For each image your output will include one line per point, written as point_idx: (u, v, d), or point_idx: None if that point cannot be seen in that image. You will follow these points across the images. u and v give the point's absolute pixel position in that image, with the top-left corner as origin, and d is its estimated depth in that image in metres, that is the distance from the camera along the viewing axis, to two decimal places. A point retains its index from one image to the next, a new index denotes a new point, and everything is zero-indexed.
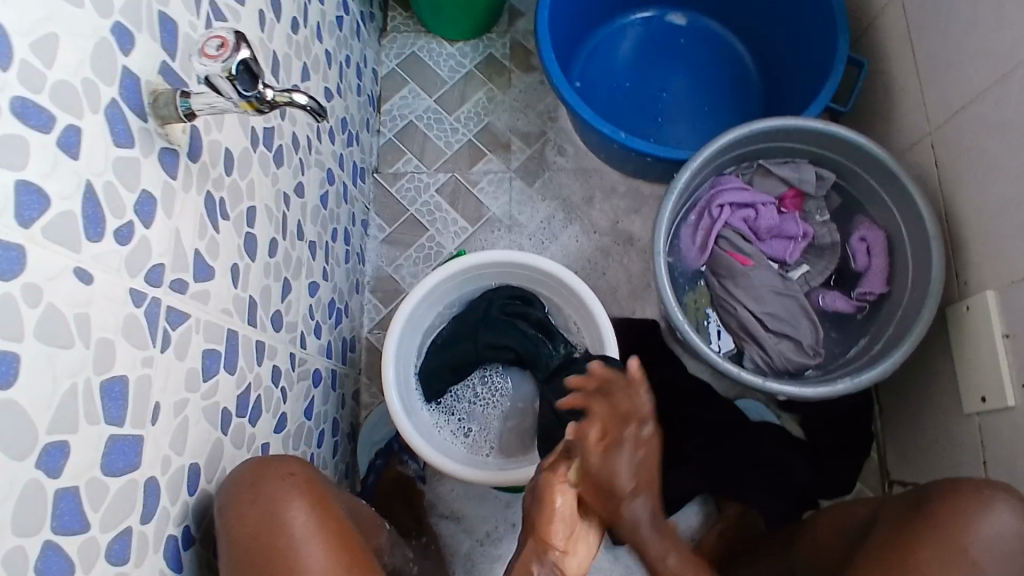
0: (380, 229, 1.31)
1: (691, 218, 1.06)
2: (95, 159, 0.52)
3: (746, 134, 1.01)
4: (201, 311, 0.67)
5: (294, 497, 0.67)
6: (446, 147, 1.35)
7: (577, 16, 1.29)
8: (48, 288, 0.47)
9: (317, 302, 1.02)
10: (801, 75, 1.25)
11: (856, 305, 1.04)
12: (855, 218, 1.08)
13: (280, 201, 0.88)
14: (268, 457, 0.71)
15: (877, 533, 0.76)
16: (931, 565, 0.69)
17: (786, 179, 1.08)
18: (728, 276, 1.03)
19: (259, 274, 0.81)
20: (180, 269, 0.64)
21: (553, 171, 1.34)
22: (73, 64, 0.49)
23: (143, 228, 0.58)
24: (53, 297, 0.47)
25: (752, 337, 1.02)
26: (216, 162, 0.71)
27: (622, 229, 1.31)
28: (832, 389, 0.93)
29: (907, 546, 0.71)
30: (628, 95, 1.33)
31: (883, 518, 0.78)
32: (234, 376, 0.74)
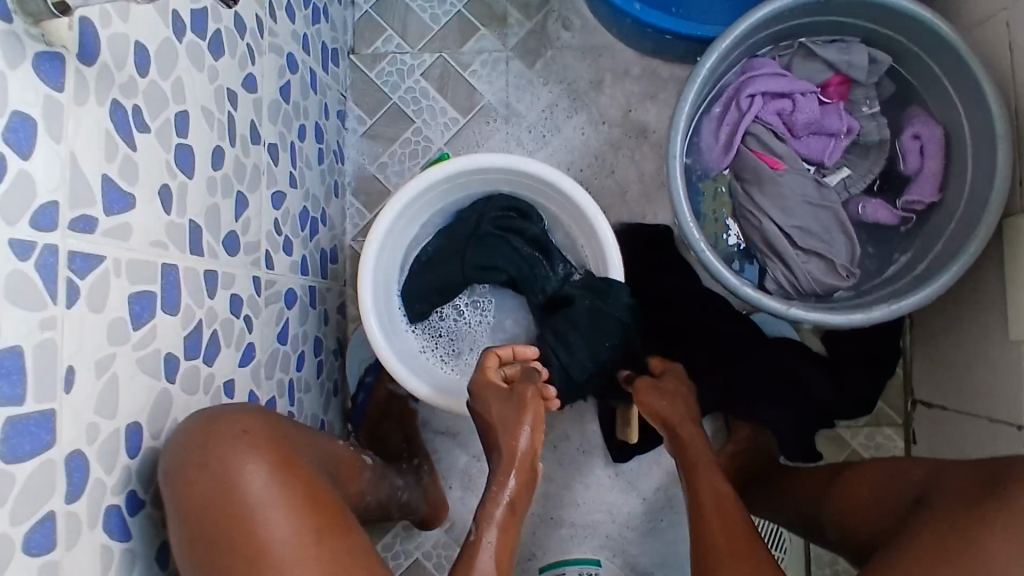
0: (360, 121, 1.15)
1: (715, 111, 0.90)
2: None
3: (788, 6, 0.83)
4: (122, 250, 0.56)
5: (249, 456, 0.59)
6: (432, 21, 1.16)
7: None
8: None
9: (285, 214, 0.91)
10: None
11: (900, 216, 0.90)
12: (910, 109, 0.91)
13: (223, 101, 0.74)
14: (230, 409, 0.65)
15: (932, 510, 0.69)
16: (996, 542, 0.62)
17: (831, 63, 0.89)
18: (755, 181, 0.88)
19: (202, 193, 0.69)
20: (85, 204, 0.52)
21: (556, 50, 1.15)
22: None
23: (22, 161, 0.46)
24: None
25: (776, 254, 0.88)
26: (124, 62, 0.57)
27: (635, 118, 1.14)
28: (867, 315, 0.82)
29: (970, 524, 0.64)
30: None
31: (940, 492, 0.71)
32: (179, 317, 0.65)
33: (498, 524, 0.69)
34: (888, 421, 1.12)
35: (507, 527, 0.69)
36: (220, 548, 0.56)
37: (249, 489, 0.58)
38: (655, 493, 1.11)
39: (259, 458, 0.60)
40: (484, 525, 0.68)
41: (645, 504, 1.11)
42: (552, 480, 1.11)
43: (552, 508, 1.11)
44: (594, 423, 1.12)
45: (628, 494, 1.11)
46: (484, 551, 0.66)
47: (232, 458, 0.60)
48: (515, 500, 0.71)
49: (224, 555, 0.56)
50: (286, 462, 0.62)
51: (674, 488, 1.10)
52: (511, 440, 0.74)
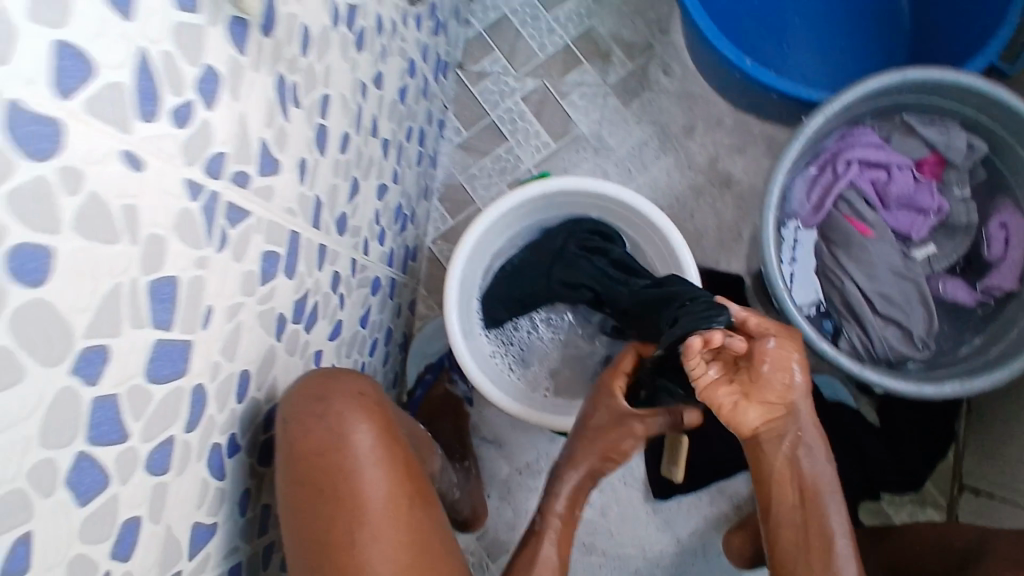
0: (456, 132, 1.21)
1: (811, 171, 0.93)
2: (154, 21, 0.43)
3: (896, 82, 0.86)
4: (264, 210, 0.61)
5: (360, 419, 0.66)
6: (539, 49, 1.22)
7: None
8: (91, 174, 0.40)
9: (384, 206, 0.96)
10: (968, 10, 1.05)
11: (977, 298, 0.91)
12: (998, 199, 0.92)
13: (357, 92, 0.79)
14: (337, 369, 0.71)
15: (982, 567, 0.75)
16: None
17: (930, 142, 0.92)
18: (843, 245, 0.91)
19: (329, 172, 0.74)
20: (244, 161, 0.56)
21: (654, 93, 1.20)
22: None
23: (205, 109, 0.49)
24: (96, 185, 0.40)
25: (853, 315, 0.90)
26: (293, 41, 0.62)
27: (721, 168, 1.18)
28: (941, 388, 0.82)
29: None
30: (755, 14, 1.17)
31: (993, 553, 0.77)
32: (293, 282, 0.69)
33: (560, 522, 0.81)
34: (932, 502, 1.11)
35: (567, 523, 0.82)
36: (322, 496, 0.63)
37: (356, 448, 0.65)
38: (690, 536, 1.11)
39: (367, 422, 0.67)
40: (547, 519, 0.81)
41: (678, 545, 1.11)
42: (590, 505, 1.12)
43: (586, 534, 1.11)
44: (639, 457, 1.13)
45: (663, 533, 1.11)
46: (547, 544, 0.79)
47: (344, 416, 0.66)
48: (574, 499, 0.83)
49: (325, 503, 0.63)
50: (387, 428, 0.68)
51: (710, 534, 1.11)
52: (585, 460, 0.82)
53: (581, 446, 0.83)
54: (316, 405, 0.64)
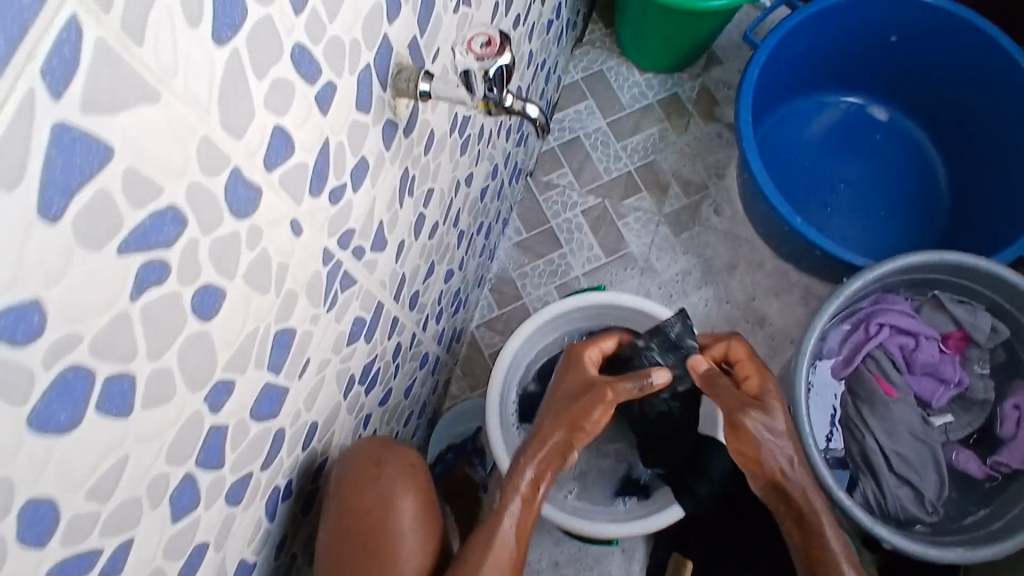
0: (517, 231, 1.30)
1: (845, 327, 1.00)
2: (338, 117, 0.52)
3: (933, 260, 0.94)
4: (365, 280, 0.68)
5: (408, 488, 0.70)
6: (604, 172, 1.33)
7: (784, 76, 1.24)
8: (267, 233, 0.47)
9: (447, 289, 1.03)
10: (1004, 207, 1.15)
11: (986, 472, 0.94)
12: (1015, 381, 0.97)
13: (452, 186, 0.89)
14: (386, 437, 0.75)
15: None
16: None
17: (957, 320, 0.98)
18: (867, 400, 0.96)
19: (417, 252, 0.82)
20: (364, 237, 0.64)
21: (703, 228, 1.29)
22: (349, 23, 0.49)
23: (352, 190, 0.58)
24: (268, 243, 0.48)
25: (870, 469, 0.94)
26: (420, 141, 0.71)
27: (757, 307, 1.25)
28: (942, 553, 0.84)
29: None
30: (804, 174, 1.29)
31: None
32: (369, 346, 0.75)
33: (523, 501, 0.72)
34: None
35: (529, 504, 0.73)
36: (361, 552, 0.66)
37: (401, 514, 0.68)
38: None
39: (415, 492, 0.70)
40: (508, 496, 0.72)
41: None
42: None
43: None
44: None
45: None
46: (506, 523, 0.70)
47: (395, 484, 0.70)
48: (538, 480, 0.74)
49: (363, 559, 0.65)
50: (430, 503, 0.71)
51: None
52: (560, 421, 0.77)
53: (548, 423, 0.78)
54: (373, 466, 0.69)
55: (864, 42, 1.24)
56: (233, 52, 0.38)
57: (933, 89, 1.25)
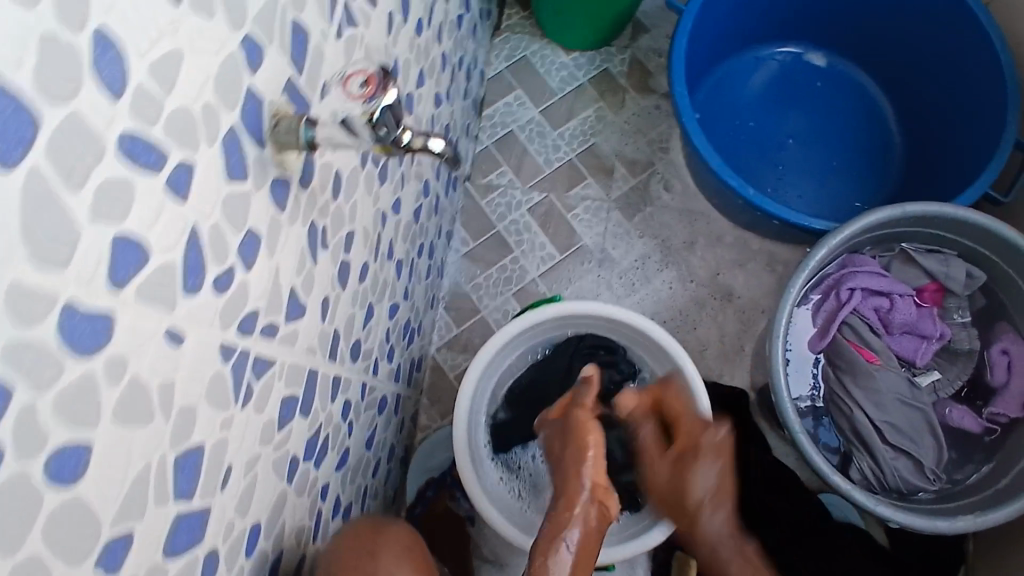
0: (463, 242, 1.23)
1: (815, 297, 0.95)
2: (204, 199, 0.44)
3: (896, 215, 0.90)
4: (287, 355, 0.60)
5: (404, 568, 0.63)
6: (545, 164, 1.26)
7: (717, 38, 1.18)
8: (133, 359, 0.40)
9: (394, 324, 0.96)
10: (958, 143, 1.12)
11: (984, 426, 0.92)
12: (997, 325, 0.94)
13: (377, 220, 0.81)
14: (372, 522, 0.69)
15: None
16: None
17: (931, 272, 0.94)
18: (849, 371, 0.92)
19: (348, 303, 0.74)
20: (274, 313, 0.56)
21: (656, 208, 1.23)
22: (194, 89, 0.41)
23: (244, 271, 0.50)
24: (137, 368, 0.40)
25: (863, 444, 0.90)
26: (325, 188, 0.63)
27: (722, 282, 1.20)
28: (953, 525, 0.82)
29: None
30: (751, 136, 1.24)
31: None
32: (308, 419, 0.68)
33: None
34: None
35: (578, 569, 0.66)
36: None
37: None
38: None
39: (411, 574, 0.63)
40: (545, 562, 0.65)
41: None
42: None
43: None
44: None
45: None
46: None
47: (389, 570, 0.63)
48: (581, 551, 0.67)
49: None
50: None
51: None
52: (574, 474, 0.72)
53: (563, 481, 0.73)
54: (365, 556, 0.63)
55: None
56: (31, 171, 0.30)
57: (870, 28, 1.20)
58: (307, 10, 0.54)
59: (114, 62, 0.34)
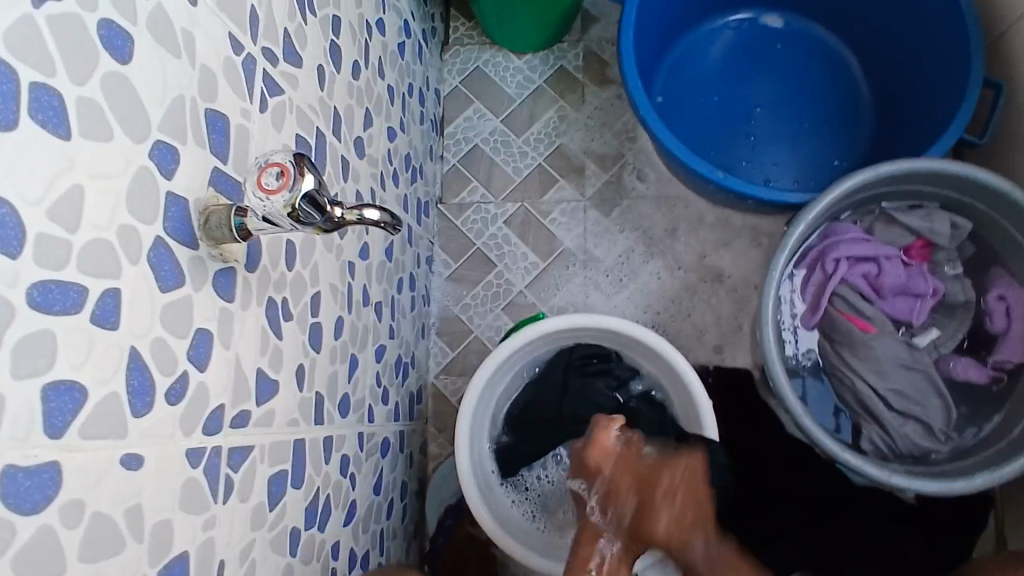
0: (445, 265, 1.22)
1: (801, 272, 0.93)
2: (139, 319, 0.43)
3: (871, 178, 0.87)
4: (266, 436, 0.60)
5: None
6: (515, 173, 1.24)
7: (665, 18, 1.15)
8: (91, 496, 0.39)
9: (384, 365, 0.95)
10: (927, 86, 1.09)
11: (990, 374, 0.90)
12: (992, 271, 0.92)
13: (345, 273, 0.80)
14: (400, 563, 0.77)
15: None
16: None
17: (915, 229, 0.92)
18: (846, 343, 0.90)
19: (326, 363, 0.74)
20: (242, 401, 0.56)
21: (632, 199, 1.22)
22: (106, 214, 0.40)
23: (199, 373, 0.49)
24: (98, 503, 0.40)
25: (870, 414, 0.89)
26: (277, 262, 0.62)
27: (710, 264, 1.19)
28: (969, 483, 0.80)
29: None
30: (717, 111, 1.21)
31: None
32: (303, 489, 0.67)
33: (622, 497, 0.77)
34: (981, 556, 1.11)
35: None
36: None
37: None
38: None
39: None
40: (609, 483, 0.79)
41: None
42: None
43: None
44: None
45: None
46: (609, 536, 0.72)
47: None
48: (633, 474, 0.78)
49: None
50: None
51: None
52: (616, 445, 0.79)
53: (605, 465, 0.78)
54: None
55: None
56: None
57: None
58: (220, 95, 0.53)
59: (8, 220, 0.33)
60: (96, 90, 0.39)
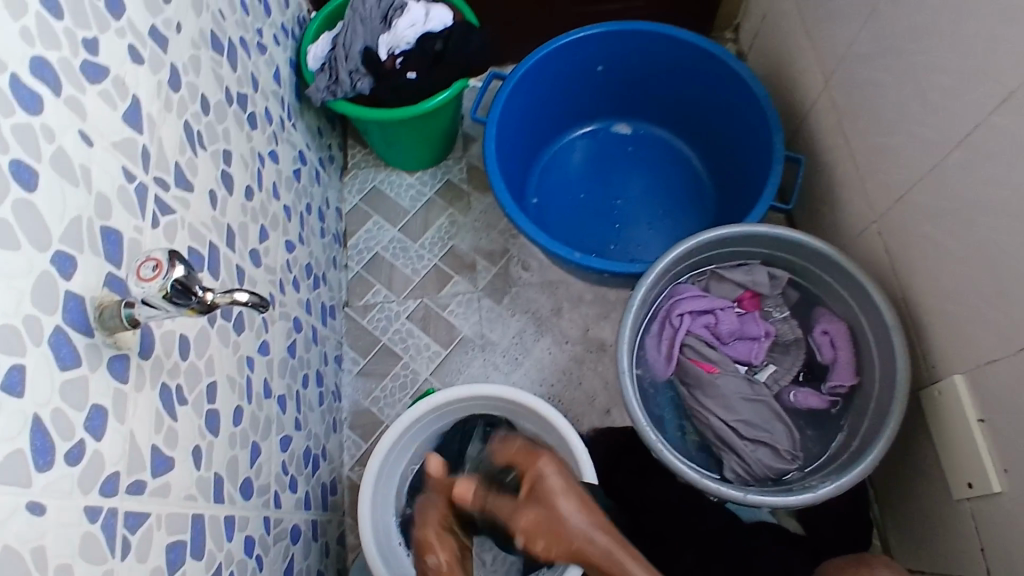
0: (354, 361, 1.32)
1: (654, 329, 1.08)
2: (40, 391, 0.52)
3: (696, 244, 1.04)
4: (162, 505, 0.67)
5: None
6: (414, 273, 1.38)
7: (527, 132, 1.37)
8: (0, 532, 0.47)
9: (290, 455, 1.02)
10: (745, 168, 1.31)
11: (828, 400, 1.04)
12: (815, 310, 1.09)
13: (243, 366, 0.90)
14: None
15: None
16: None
17: (742, 283, 1.09)
18: (697, 384, 1.03)
19: (225, 447, 0.81)
20: (137, 470, 0.63)
21: (519, 286, 1.37)
22: (12, 305, 0.50)
23: (94, 442, 0.57)
24: (5, 540, 0.47)
25: (728, 445, 1.01)
26: (171, 352, 0.72)
27: (593, 335, 1.33)
28: (817, 493, 0.92)
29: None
30: (584, 205, 1.41)
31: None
32: (203, 561, 0.73)
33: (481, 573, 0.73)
34: None
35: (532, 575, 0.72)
36: None
37: None
38: None
39: None
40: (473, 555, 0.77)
41: None
42: None
43: None
44: None
45: None
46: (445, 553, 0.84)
47: None
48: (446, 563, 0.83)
49: None
50: None
51: None
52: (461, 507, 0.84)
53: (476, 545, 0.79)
54: None
55: (580, 79, 1.38)
56: None
57: (655, 93, 1.41)
58: (114, 215, 0.65)
59: None
60: (7, 212, 0.51)
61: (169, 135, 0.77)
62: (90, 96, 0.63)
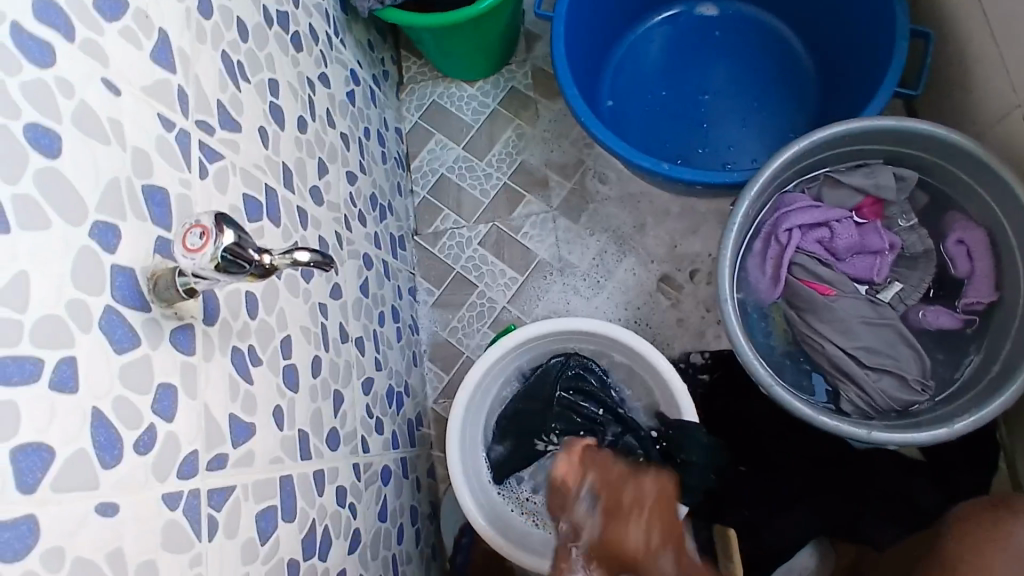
0: (429, 292, 1.26)
1: (757, 246, 0.95)
2: (98, 382, 0.48)
3: (807, 146, 0.89)
4: (247, 475, 0.64)
5: None
6: (483, 196, 1.29)
7: (598, 26, 1.21)
8: (71, 543, 0.44)
9: (374, 397, 1.00)
10: (859, 47, 1.12)
11: (963, 318, 0.91)
12: (948, 215, 0.93)
13: (317, 315, 0.85)
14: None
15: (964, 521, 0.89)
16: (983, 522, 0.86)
17: (861, 188, 0.94)
18: (810, 309, 0.93)
19: (307, 402, 0.78)
20: (217, 445, 0.60)
21: (598, 202, 1.25)
22: (52, 294, 0.45)
23: (166, 424, 0.54)
24: (78, 550, 0.45)
25: (846, 375, 0.91)
26: (238, 313, 0.67)
27: (682, 252, 1.22)
28: (953, 429, 0.81)
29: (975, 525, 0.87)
30: (666, 105, 1.25)
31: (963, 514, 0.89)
32: (296, 522, 0.71)
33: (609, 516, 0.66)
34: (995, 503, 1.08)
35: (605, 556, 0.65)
36: None
37: None
38: None
39: None
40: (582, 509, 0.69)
41: None
42: None
43: None
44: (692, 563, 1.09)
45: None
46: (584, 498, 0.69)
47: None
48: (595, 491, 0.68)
49: None
50: None
51: None
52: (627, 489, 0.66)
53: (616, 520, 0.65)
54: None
55: None
56: None
57: None
58: (156, 171, 0.58)
59: None
60: (30, 187, 0.45)
61: (206, 71, 0.69)
62: (111, 36, 0.55)
